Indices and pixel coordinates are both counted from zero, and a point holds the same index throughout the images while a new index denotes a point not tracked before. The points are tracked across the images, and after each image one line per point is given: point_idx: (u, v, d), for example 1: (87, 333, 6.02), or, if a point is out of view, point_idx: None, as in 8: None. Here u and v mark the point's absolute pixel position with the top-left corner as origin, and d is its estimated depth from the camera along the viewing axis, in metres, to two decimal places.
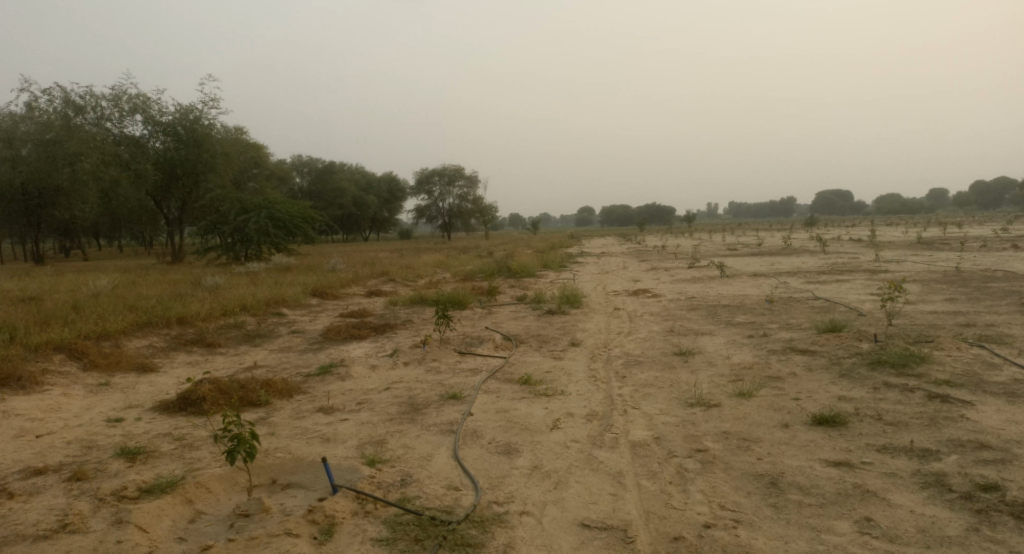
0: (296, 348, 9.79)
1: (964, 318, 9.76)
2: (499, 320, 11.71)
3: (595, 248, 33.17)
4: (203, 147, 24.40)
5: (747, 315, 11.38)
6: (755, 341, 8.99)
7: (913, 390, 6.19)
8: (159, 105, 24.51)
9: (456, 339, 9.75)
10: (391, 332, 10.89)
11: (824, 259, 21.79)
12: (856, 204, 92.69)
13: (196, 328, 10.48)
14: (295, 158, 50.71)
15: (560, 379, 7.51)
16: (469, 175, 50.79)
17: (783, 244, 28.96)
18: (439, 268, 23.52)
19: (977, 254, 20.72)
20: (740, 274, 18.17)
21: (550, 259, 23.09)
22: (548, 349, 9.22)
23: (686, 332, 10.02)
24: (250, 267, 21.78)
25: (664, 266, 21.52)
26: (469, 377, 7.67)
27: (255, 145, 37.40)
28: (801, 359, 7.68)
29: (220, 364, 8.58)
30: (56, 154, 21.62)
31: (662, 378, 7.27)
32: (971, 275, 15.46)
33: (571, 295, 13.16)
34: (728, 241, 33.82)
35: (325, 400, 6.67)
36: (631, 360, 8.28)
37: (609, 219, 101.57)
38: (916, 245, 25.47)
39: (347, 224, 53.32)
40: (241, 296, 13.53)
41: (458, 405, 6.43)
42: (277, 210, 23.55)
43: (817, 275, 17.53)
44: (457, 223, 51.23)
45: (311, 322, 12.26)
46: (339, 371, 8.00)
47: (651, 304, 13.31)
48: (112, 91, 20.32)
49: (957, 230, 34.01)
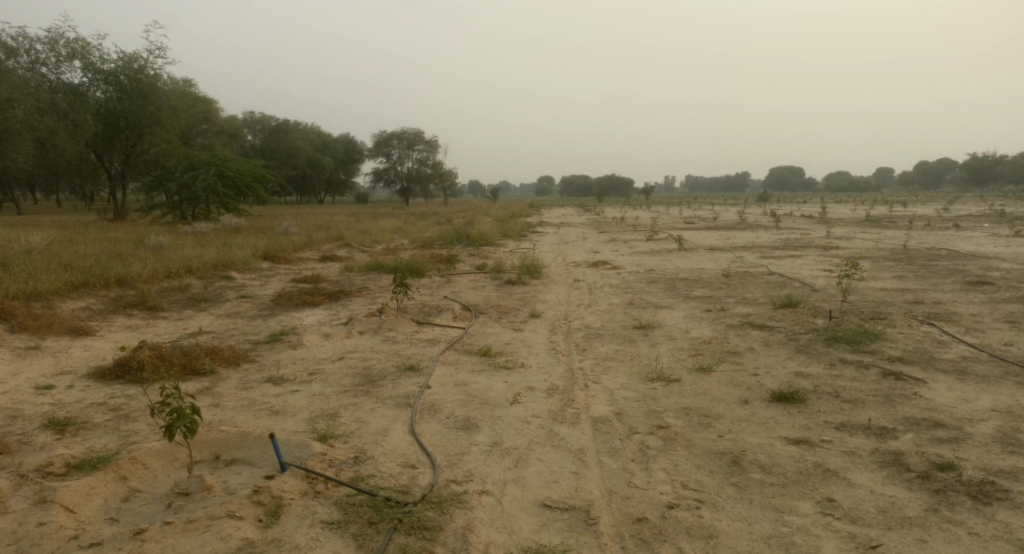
0: (245, 314, 9.40)
1: (913, 296, 9.97)
2: (457, 289, 11.50)
3: (554, 218, 33.09)
4: (148, 99, 23.24)
5: (705, 288, 11.43)
6: (714, 315, 9.01)
7: (869, 367, 6.25)
8: (100, 51, 23.17)
9: (414, 309, 9.50)
10: (346, 299, 10.57)
11: (777, 234, 22.16)
12: (807, 181, 94.75)
13: (137, 290, 9.98)
14: (247, 114, 48.86)
15: (519, 351, 7.37)
16: (428, 139, 49.87)
17: (738, 218, 29.40)
18: (396, 233, 23.07)
19: (922, 233, 21.35)
20: (697, 248, 18.32)
21: (509, 227, 22.88)
22: (507, 319, 9.07)
23: (646, 304, 10.00)
24: (197, 227, 20.96)
25: (623, 238, 21.57)
26: (426, 347, 7.46)
27: (204, 100, 35.88)
28: (758, 334, 7.71)
29: (163, 329, 8.17)
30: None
31: (622, 352, 7.21)
32: (917, 253, 15.89)
33: (530, 265, 13.02)
34: (686, 214, 34.16)
35: (275, 370, 6.39)
36: (592, 333, 8.19)
37: (568, 189, 101.58)
38: (865, 223, 26.12)
39: (301, 186, 51.93)
40: (187, 257, 12.96)
41: (415, 378, 6.23)
42: (226, 168, 22.64)
43: (772, 250, 17.78)
44: (416, 187, 50.40)
45: (262, 287, 11.84)
46: (290, 339, 7.69)
47: (610, 275, 13.27)
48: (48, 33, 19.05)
49: (903, 209, 35.10)
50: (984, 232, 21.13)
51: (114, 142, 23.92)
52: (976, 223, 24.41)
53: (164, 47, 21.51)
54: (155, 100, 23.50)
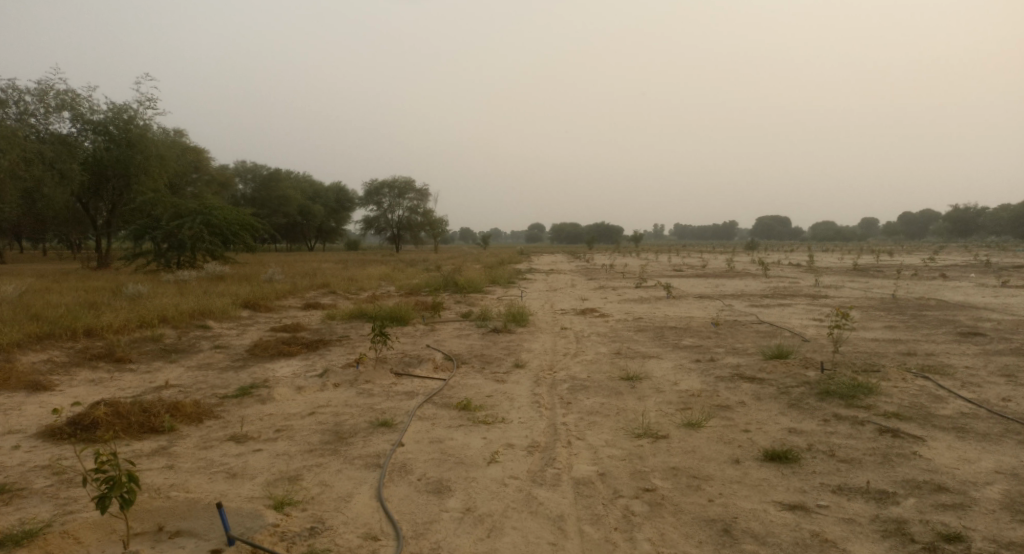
0: (217, 365, 9.04)
1: (905, 346, 9.76)
2: (440, 338, 11.18)
3: (544, 265, 33.04)
4: (137, 149, 23.29)
5: (694, 338, 11.18)
6: (703, 366, 8.73)
7: (864, 423, 5.96)
8: (89, 102, 23.21)
9: (393, 359, 9.17)
10: (324, 349, 10.23)
11: (766, 283, 22.08)
12: (793, 230, 95.73)
13: (106, 341, 9.63)
14: (238, 162, 48.97)
15: (501, 404, 7.04)
16: (419, 187, 50.15)
17: (727, 266, 29.38)
18: (383, 281, 22.81)
19: (910, 282, 21.33)
20: (686, 296, 18.15)
21: (498, 275, 22.66)
22: (490, 370, 8.75)
23: (634, 354, 9.71)
24: (180, 275, 20.65)
25: (612, 285, 21.40)
26: (402, 401, 7.11)
27: (194, 149, 36.02)
28: (749, 386, 7.41)
29: (127, 383, 7.80)
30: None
31: (608, 405, 6.89)
32: (907, 303, 15.76)
33: (516, 314, 12.75)
34: (674, 262, 34.18)
35: (240, 427, 6.04)
36: (577, 385, 7.88)
37: (558, 236, 102.13)
38: (853, 272, 26.11)
39: (292, 233, 51.82)
40: (164, 306, 12.63)
41: (388, 434, 5.89)
42: (213, 215, 22.42)
43: (761, 298, 17.65)
44: (406, 235, 50.41)
45: (239, 336, 11.49)
46: (260, 393, 7.33)
47: (598, 324, 13.01)
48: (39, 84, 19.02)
49: (890, 259, 35.28)
50: (971, 281, 21.18)
51: (100, 190, 23.75)
52: (962, 273, 24.51)
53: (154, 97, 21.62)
54: (143, 150, 23.51)
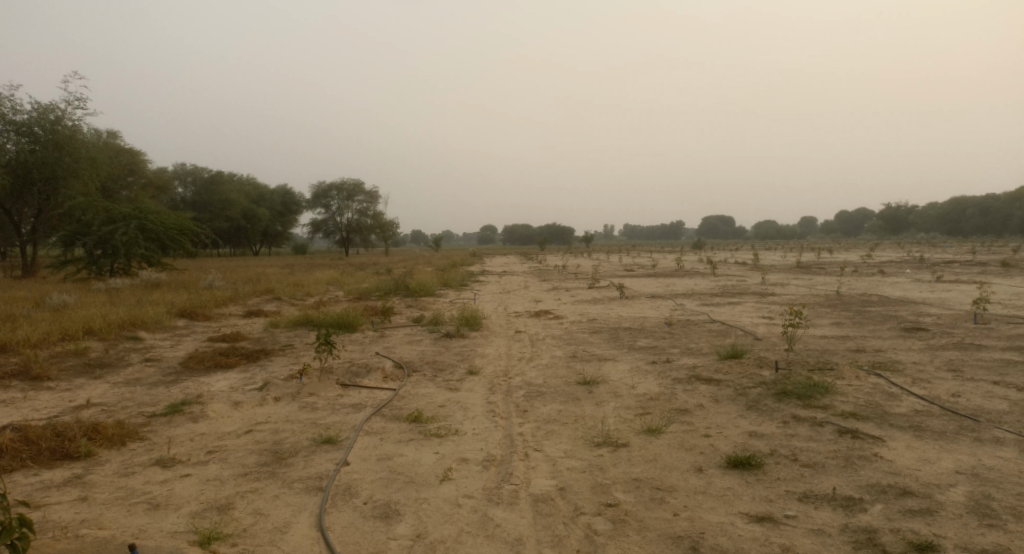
0: (147, 380, 8.43)
1: (854, 343, 9.83)
2: (389, 344, 10.76)
3: (496, 267, 32.77)
4: (65, 150, 22.02)
5: (648, 339, 11.07)
6: (659, 368, 8.57)
7: (823, 424, 5.85)
8: (11, 101, 21.82)
9: (339, 369, 8.72)
10: (265, 360, 9.70)
11: (715, 281, 22.34)
12: (737, 229, 97.99)
13: (23, 357, 8.92)
14: (177, 165, 47.08)
15: (453, 415, 6.71)
16: (368, 189, 49.31)
17: (676, 266, 29.71)
18: (331, 285, 22.15)
19: (852, 278, 21.88)
20: (638, 295, 18.14)
21: (450, 277, 22.27)
22: (442, 378, 8.38)
23: (590, 357, 9.51)
24: (112, 283, 19.58)
25: (565, 286, 21.29)
26: (349, 415, 6.70)
27: (128, 151, 34.45)
28: (707, 389, 7.25)
29: (43, 404, 7.16)
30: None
31: (565, 413, 6.64)
32: (851, 299, 16.08)
33: (469, 317, 12.42)
34: (625, 261, 34.37)
35: (167, 450, 5.56)
36: (533, 392, 7.59)
37: (509, 237, 102.11)
38: (797, 269, 26.73)
39: (235, 237, 50.19)
40: (91, 317, 11.85)
41: (332, 452, 5.48)
42: (149, 220, 21.36)
43: (711, 297, 17.77)
44: (355, 238, 49.43)
45: (173, 348, 10.84)
46: (192, 410, 6.81)
47: (551, 326, 12.78)
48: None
49: (831, 256, 36.32)
50: (909, 277, 21.91)
51: (25, 194, 22.35)
52: (899, 269, 25.35)
53: (83, 95, 20.47)
54: (72, 151, 22.27)
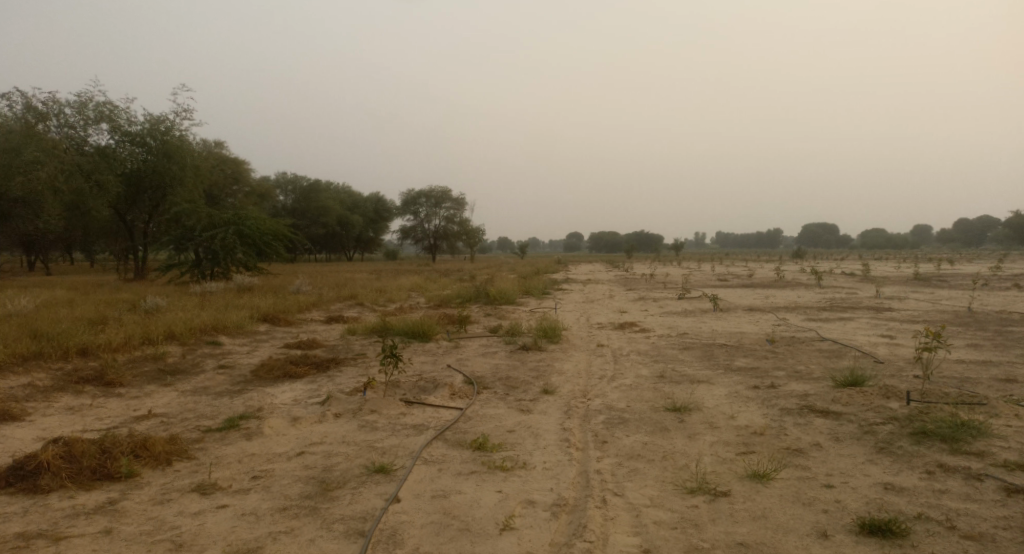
0: (213, 389, 8.16)
1: (1001, 371, 8.31)
2: (463, 356, 10.13)
3: (581, 275, 31.85)
4: (172, 160, 22.88)
5: (747, 358, 9.92)
6: (763, 395, 7.47)
7: (982, 477, 4.68)
8: (128, 114, 22.97)
9: (406, 383, 8.14)
10: (334, 370, 9.30)
11: (821, 293, 20.53)
12: (840, 238, 92.19)
13: (100, 362, 8.92)
14: (278, 174, 48.97)
15: (523, 443, 5.95)
16: (456, 197, 49.47)
17: (776, 275, 27.72)
18: (414, 292, 21.97)
19: (983, 293, 19.45)
20: (735, 308, 16.76)
21: (533, 285, 21.57)
22: (515, 397, 7.63)
23: (681, 379, 8.51)
24: (207, 286, 20.12)
25: (654, 296, 20.09)
26: (409, 438, 6.07)
27: (232, 161, 35.99)
28: (824, 425, 6.13)
29: (107, 413, 6.98)
30: (11, 162, 19.88)
31: (651, 447, 5.74)
32: (986, 317, 14.10)
33: (549, 329, 11.62)
34: (718, 271, 32.61)
35: (212, 472, 5.12)
36: (615, 418, 6.72)
37: (597, 244, 100.57)
38: (914, 281, 24.31)
39: (330, 244, 51.65)
40: (177, 321, 11.92)
41: (382, 485, 4.85)
42: (247, 225, 21.83)
43: (818, 311, 16.16)
44: (443, 244, 49.74)
45: (248, 354, 10.66)
46: (248, 426, 6.39)
47: (638, 340, 11.78)
48: (75, 97, 18.74)
49: (950, 267, 32.99)
50: None
51: (136, 202, 23.46)
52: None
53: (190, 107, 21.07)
54: (180, 160, 22.97)
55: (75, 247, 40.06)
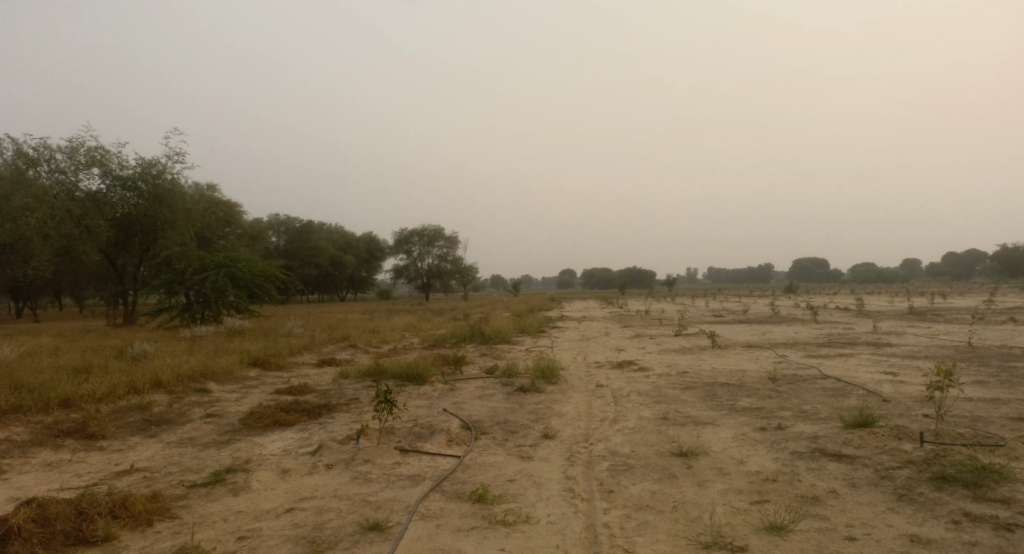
0: (200, 440, 7.83)
1: (1012, 408, 8.10)
2: (459, 399, 9.83)
3: (575, 312, 31.64)
4: (164, 203, 22.70)
5: (751, 397, 9.68)
6: (771, 437, 7.22)
7: (1012, 528, 4.45)
8: (119, 158, 22.87)
9: (401, 430, 7.84)
10: (326, 416, 8.99)
11: (818, 329, 20.37)
12: (831, 272, 92.62)
13: (83, 413, 8.59)
14: (271, 216, 48.98)
15: (525, 493, 5.66)
16: (449, 235, 49.47)
17: (772, 311, 27.59)
18: (408, 332, 21.66)
19: (980, 327, 19.34)
20: (733, 345, 16.54)
21: (528, 323, 21.34)
22: (514, 443, 7.35)
23: (685, 420, 8.25)
24: (197, 330, 19.77)
25: (650, 334, 19.86)
26: (405, 490, 5.78)
27: (224, 203, 35.91)
28: (838, 469, 5.89)
29: (87, 469, 6.65)
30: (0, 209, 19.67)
31: (660, 496, 5.47)
32: (987, 352, 13.94)
33: (546, 370, 11.36)
34: (713, 307, 32.50)
35: (195, 533, 4.82)
36: (619, 464, 6.44)
37: (590, 280, 100.66)
38: (910, 315, 24.23)
39: (322, 284, 51.34)
40: (164, 367, 11.58)
41: (377, 545, 4.56)
42: (238, 268, 21.62)
43: (817, 347, 15.97)
44: (436, 283, 49.53)
45: (237, 401, 10.34)
46: (235, 480, 6.07)
47: (638, 380, 11.53)
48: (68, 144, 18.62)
49: (943, 300, 33.00)
50: None
51: (127, 246, 23.20)
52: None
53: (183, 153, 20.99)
54: (170, 204, 22.91)
55: (65, 292, 39.61)
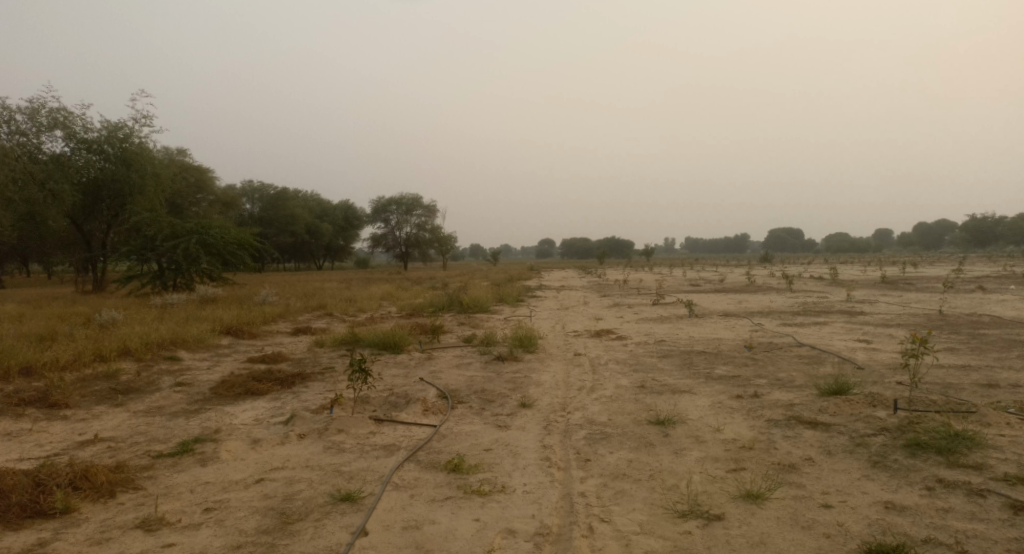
0: (168, 410, 7.63)
1: (984, 376, 8.20)
2: (436, 368, 9.72)
3: (554, 281, 31.72)
4: (132, 168, 22.04)
5: (728, 365, 9.71)
6: (748, 405, 7.22)
7: (985, 494, 4.47)
8: (84, 121, 22.10)
9: (376, 400, 7.72)
10: (300, 385, 8.83)
11: (793, 298, 20.57)
12: (806, 242, 93.72)
13: (46, 382, 8.34)
14: (245, 182, 47.93)
15: (501, 463, 5.57)
16: (427, 204, 48.99)
17: (748, 280, 27.82)
18: (385, 301, 21.46)
19: (951, 295, 19.65)
20: (711, 314, 16.62)
21: (506, 292, 21.24)
22: (491, 412, 7.26)
23: (662, 389, 8.22)
24: (168, 297, 19.37)
25: (628, 302, 19.90)
26: (379, 460, 5.67)
27: (196, 168, 35.06)
28: (815, 437, 5.89)
29: (49, 439, 6.44)
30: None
31: (637, 465, 5.41)
32: (958, 320, 14.14)
33: (524, 338, 11.28)
34: (690, 276, 32.71)
35: (160, 506, 4.67)
36: (597, 433, 6.39)
37: (568, 250, 100.77)
38: (883, 284, 24.57)
39: (299, 253, 50.71)
40: (132, 336, 11.29)
41: (349, 517, 4.45)
42: (211, 235, 21.16)
43: (792, 316, 16.11)
44: (414, 252, 49.18)
45: (208, 370, 10.13)
46: (203, 450, 5.91)
47: (615, 348, 11.50)
48: (30, 104, 17.98)
49: (915, 270, 33.53)
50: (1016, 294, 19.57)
51: (94, 211, 22.57)
52: (1000, 285, 22.94)
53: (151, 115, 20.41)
54: (139, 168, 22.28)
55: (33, 258, 38.66)
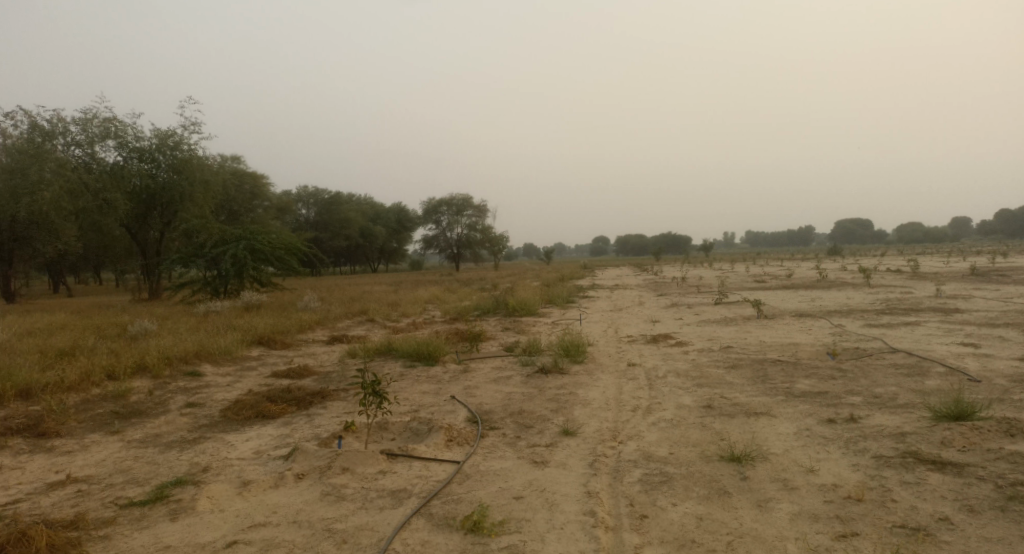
0: (166, 439, 6.76)
1: None
2: (471, 384, 8.59)
3: (608, 280, 30.01)
4: (184, 175, 21.61)
5: (811, 378, 8.26)
6: (846, 434, 5.83)
7: None
8: (136, 129, 21.83)
9: (396, 426, 6.66)
10: (317, 406, 7.87)
11: (872, 294, 18.68)
12: (876, 233, 88.82)
13: (45, 405, 7.61)
14: (300, 188, 48.10)
15: (533, 519, 4.41)
16: (478, 204, 48.15)
17: (819, 274, 25.70)
18: (430, 304, 20.55)
19: None
20: (782, 314, 15.00)
21: (555, 293, 20.01)
22: (527, 442, 6.10)
23: (734, 409, 6.89)
24: (212, 305, 18.91)
25: (688, 302, 18.37)
26: (384, 512, 4.61)
27: (250, 174, 35.01)
28: (947, 483, 4.53)
29: (20, 478, 5.62)
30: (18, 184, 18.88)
31: (708, 526, 4.19)
32: None
33: (572, 347, 10.04)
34: (753, 271, 30.74)
35: None
36: (656, 472, 5.17)
37: (623, 247, 98.40)
38: (972, 277, 22.21)
39: (353, 256, 50.64)
40: (156, 348, 10.57)
41: None
42: (258, 239, 20.59)
43: (877, 314, 14.34)
44: (466, 253, 48.42)
45: (226, 387, 9.29)
46: (180, 497, 4.94)
47: (675, 357, 10.13)
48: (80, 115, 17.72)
49: (1004, 261, 30.56)
50: None
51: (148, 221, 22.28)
52: None
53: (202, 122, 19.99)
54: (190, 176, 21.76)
55: (102, 267, 39.57)
